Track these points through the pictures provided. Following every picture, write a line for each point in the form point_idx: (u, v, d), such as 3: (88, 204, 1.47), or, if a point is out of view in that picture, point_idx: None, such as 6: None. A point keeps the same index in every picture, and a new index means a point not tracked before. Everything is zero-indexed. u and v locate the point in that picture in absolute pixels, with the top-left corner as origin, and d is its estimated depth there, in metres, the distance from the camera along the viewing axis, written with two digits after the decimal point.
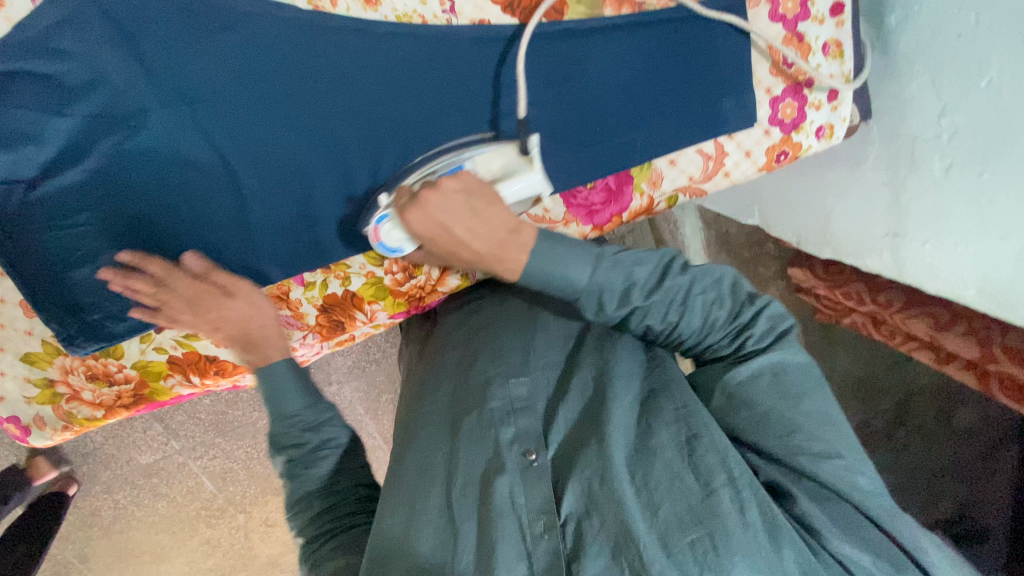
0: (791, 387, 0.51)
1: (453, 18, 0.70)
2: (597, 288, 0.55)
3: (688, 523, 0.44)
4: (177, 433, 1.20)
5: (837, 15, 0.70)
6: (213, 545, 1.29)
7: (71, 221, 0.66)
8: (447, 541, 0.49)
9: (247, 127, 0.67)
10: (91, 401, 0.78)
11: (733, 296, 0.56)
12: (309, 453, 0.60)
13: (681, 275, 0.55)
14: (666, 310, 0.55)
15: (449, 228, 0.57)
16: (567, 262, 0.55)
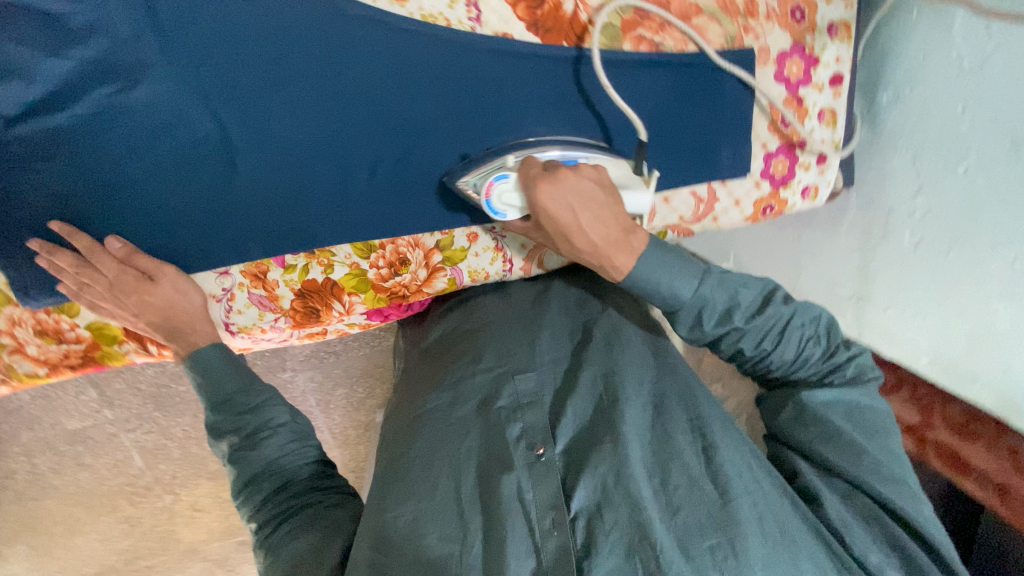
0: (863, 420, 0.61)
1: (477, 27, 0.67)
2: (729, 294, 0.62)
3: (707, 530, 0.51)
4: (113, 403, 1.14)
5: (836, 85, 0.73)
6: (132, 524, 1.22)
7: (48, 165, 0.64)
8: (455, 530, 0.54)
9: (251, 99, 0.65)
10: (36, 357, 0.74)
11: (829, 335, 0.64)
12: (249, 436, 0.64)
13: (784, 306, 0.62)
14: (763, 337, 0.62)
15: (575, 211, 0.59)
16: (679, 278, 0.61)
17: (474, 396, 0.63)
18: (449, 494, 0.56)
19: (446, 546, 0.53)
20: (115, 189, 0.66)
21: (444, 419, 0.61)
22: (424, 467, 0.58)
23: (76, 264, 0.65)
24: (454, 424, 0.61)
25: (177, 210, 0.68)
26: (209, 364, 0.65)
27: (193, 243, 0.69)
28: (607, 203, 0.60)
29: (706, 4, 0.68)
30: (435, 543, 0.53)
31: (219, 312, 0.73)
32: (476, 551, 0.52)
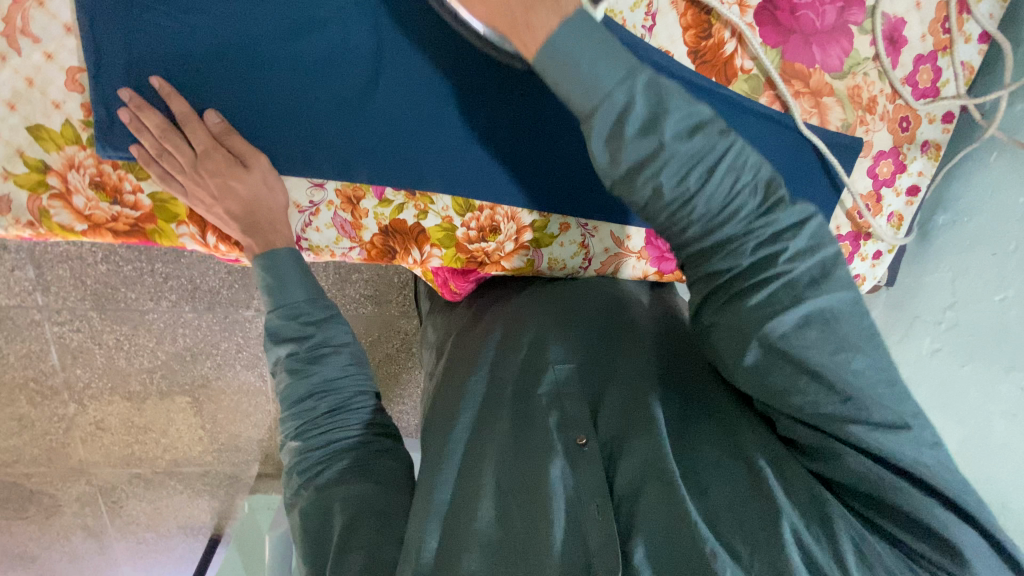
0: (841, 335, 0.48)
1: (647, 36, 0.67)
2: (655, 100, 0.51)
3: (739, 509, 0.51)
4: (48, 288, 1.14)
5: (911, 195, 0.82)
6: (24, 424, 1.27)
7: (183, 16, 0.61)
8: (501, 517, 0.55)
9: (413, 26, 0.64)
10: (79, 210, 0.67)
11: (767, 191, 0.51)
12: (313, 354, 0.61)
13: (716, 136, 0.51)
14: (688, 167, 0.50)
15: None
16: (601, 70, 0.50)
17: (516, 385, 0.64)
18: (493, 483, 0.57)
19: (495, 531, 0.54)
20: (235, 63, 0.63)
21: (489, 406, 0.63)
22: (466, 460, 0.60)
23: (163, 127, 0.62)
24: (500, 411, 0.62)
25: (291, 106, 0.65)
26: (285, 269, 0.61)
27: (294, 143, 0.66)
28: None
29: (839, 87, 0.74)
30: (483, 533, 0.54)
31: (298, 223, 0.70)
32: (518, 539, 0.53)
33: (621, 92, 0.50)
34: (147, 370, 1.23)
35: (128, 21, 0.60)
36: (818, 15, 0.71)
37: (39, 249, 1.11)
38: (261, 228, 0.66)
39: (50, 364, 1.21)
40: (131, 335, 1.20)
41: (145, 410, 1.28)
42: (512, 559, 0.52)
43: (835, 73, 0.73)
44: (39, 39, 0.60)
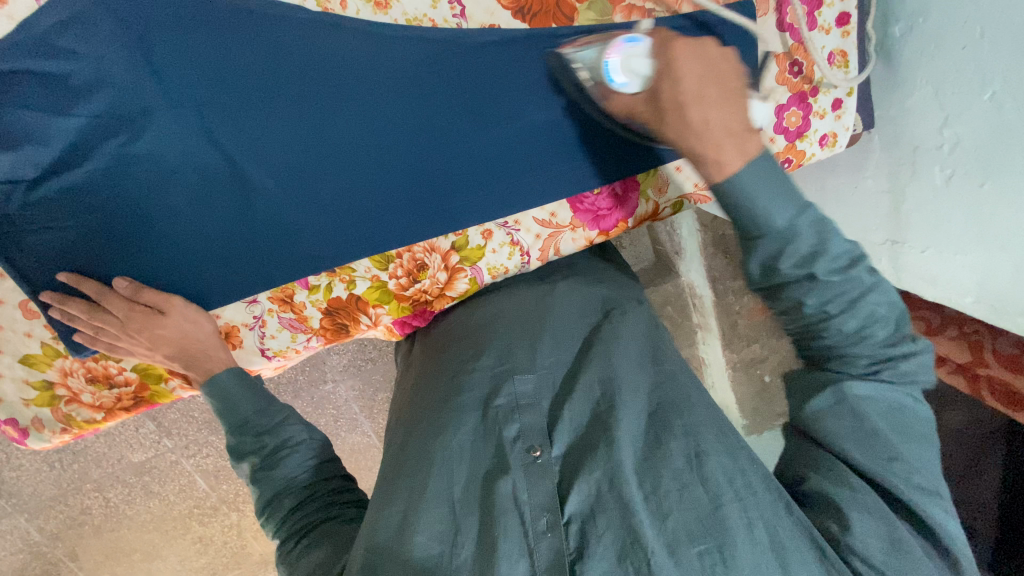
0: (903, 425, 0.52)
1: (463, 22, 0.69)
2: (823, 230, 0.50)
3: (698, 534, 0.48)
4: (171, 431, 1.19)
5: (843, 25, 0.73)
6: (205, 544, 1.29)
7: (69, 223, 0.66)
8: (444, 536, 0.52)
9: (257, 130, 0.66)
10: (91, 404, 0.77)
11: (898, 323, 0.53)
12: (268, 454, 0.64)
13: (868, 274, 0.50)
14: (832, 298, 0.50)
15: (703, 84, 0.57)
16: (771, 201, 0.51)
17: (474, 393, 0.62)
18: (442, 494, 0.54)
19: (435, 545, 0.51)
20: (132, 235, 0.67)
21: (444, 418, 0.61)
22: (416, 471, 0.57)
23: (88, 310, 0.67)
24: (455, 417, 0.60)
25: (197, 249, 0.69)
26: (227, 388, 0.66)
27: (213, 279, 0.71)
28: (729, 90, 0.56)
29: None
30: (421, 549, 0.51)
31: (254, 338, 0.75)
32: (465, 550, 0.51)
33: (788, 224, 0.50)
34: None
35: (30, 247, 0.66)
36: None
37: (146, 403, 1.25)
38: (206, 357, 0.68)
39: (203, 489, 1.25)
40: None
41: None
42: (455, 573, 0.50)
43: None
44: None
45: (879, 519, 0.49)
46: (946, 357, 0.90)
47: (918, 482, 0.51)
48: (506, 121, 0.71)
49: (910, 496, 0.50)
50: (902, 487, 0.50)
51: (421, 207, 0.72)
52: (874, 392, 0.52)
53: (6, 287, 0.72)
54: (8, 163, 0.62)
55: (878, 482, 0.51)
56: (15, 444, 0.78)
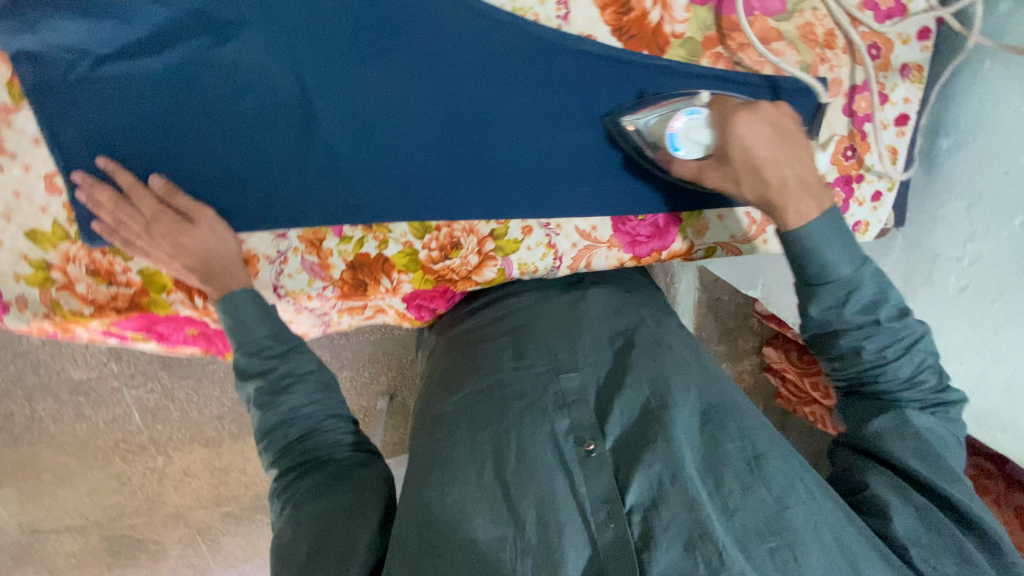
0: (948, 450, 0.57)
1: (564, 25, 0.66)
2: (879, 289, 0.58)
3: (765, 532, 0.50)
4: (120, 357, 1.28)
5: (901, 125, 0.76)
6: (121, 481, 1.36)
7: (128, 107, 0.65)
8: (506, 520, 0.54)
9: (339, 72, 0.66)
10: (83, 296, 0.73)
11: (935, 368, 0.59)
12: (275, 383, 0.65)
13: (920, 325, 0.58)
14: (890, 344, 0.57)
15: (772, 145, 0.61)
16: (833, 249, 0.58)
17: (522, 387, 0.64)
18: (496, 479, 0.57)
19: (496, 528, 0.54)
20: (187, 139, 0.67)
21: (493, 409, 0.63)
22: (473, 455, 0.59)
23: (114, 200, 0.65)
24: (506, 409, 0.62)
25: (244, 169, 0.68)
26: (243, 311, 0.65)
27: (248, 202, 0.70)
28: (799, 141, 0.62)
29: (787, 30, 0.69)
30: (484, 527, 0.54)
31: (271, 274, 0.74)
32: (532, 533, 0.53)
33: (853, 276, 0.57)
34: (218, 416, 1.35)
35: (78, 120, 0.64)
36: None
37: None
38: (224, 274, 0.67)
39: (135, 426, 1.33)
40: (197, 387, 1.32)
41: (223, 453, 1.38)
42: (524, 552, 0.52)
43: (777, 14, 0.68)
44: (16, 154, 0.67)
45: (932, 523, 0.52)
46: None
47: (971, 497, 0.53)
48: (573, 128, 0.71)
49: (971, 511, 0.52)
50: (965, 501, 0.52)
51: (472, 188, 0.72)
52: (929, 422, 0.57)
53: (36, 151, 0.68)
54: (87, 31, 0.61)
55: (936, 496, 0.53)
56: None
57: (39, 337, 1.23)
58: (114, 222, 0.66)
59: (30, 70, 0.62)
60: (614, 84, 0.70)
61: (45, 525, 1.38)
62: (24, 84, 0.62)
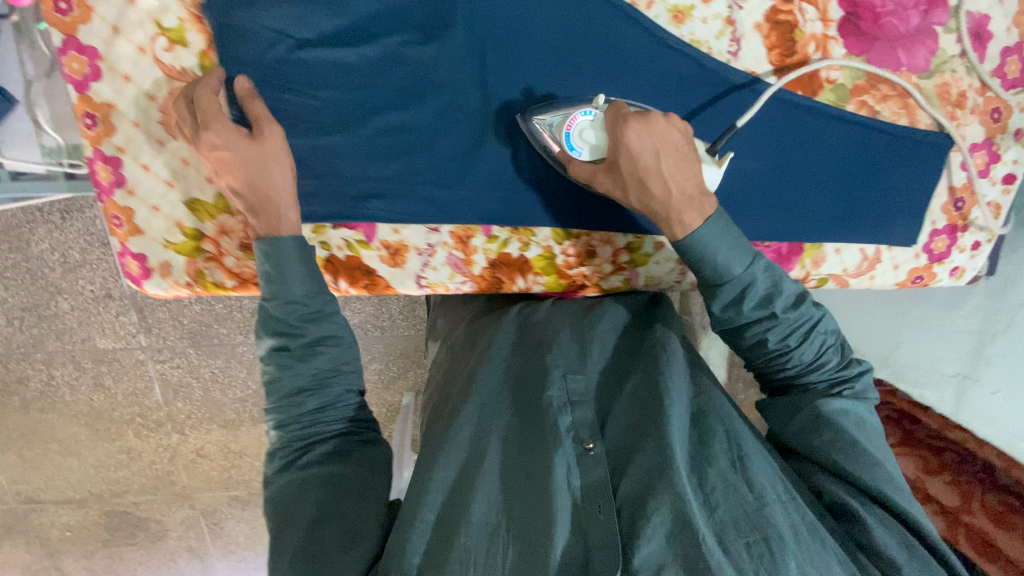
0: (867, 432, 0.63)
1: (733, 61, 0.69)
2: (777, 283, 0.63)
3: (744, 527, 0.54)
4: (150, 330, 1.27)
5: (1008, 183, 0.82)
6: (130, 456, 1.38)
7: (315, 92, 0.65)
8: (498, 505, 0.58)
9: (522, 82, 0.67)
10: (229, 269, 0.73)
11: (843, 351, 0.67)
12: (292, 342, 0.61)
13: (814, 308, 0.64)
14: (790, 333, 0.63)
15: (659, 156, 0.59)
16: (732, 254, 0.61)
17: (535, 384, 0.66)
18: (495, 466, 0.61)
19: (491, 515, 0.57)
20: (363, 127, 0.67)
21: (503, 401, 0.66)
22: (473, 440, 0.63)
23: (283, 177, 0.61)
24: (527, 402, 0.65)
25: (411, 162, 0.70)
26: (287, 262, 0.60)
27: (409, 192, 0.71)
28: (687, 157, 0.61)
29: (927, 87, 0.75)
30: (482, 512, 0.58)
31: (417, 264, 0.76)
32: (513, 517, 0.57)
33: (750, 275, 0.62)
34: (240, 399, 1.33)
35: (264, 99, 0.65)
36: (901, 20, 0.72)
37: (138, 296, 1.23)
38: (272, 203, 0.61)
39: (154, 400, 1.33)
40: (224, 367, 1.30)
41: (240, 436, 1.36)
42: (511, 540, 0.56)
43: (921, 72, 0.74)
44: None
45: (883, 523, 0.57)
46: (936, 498, 1.06)
47: (887, 476, 0.60)
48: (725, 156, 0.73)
49: (886, 492, 0.58)
50: (882, 485, 0.59)
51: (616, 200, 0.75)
52: (845, 406, 0.63)
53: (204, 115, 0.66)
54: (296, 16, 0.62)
55: (867, 488, 0.59)
56: (127, 281, 0.74)
57: (70, 301, 1.24)
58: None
59: (229, 44, 0.62)
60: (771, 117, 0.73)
61: (44, 495, 1.42)
62: (220, 58, 0.63)
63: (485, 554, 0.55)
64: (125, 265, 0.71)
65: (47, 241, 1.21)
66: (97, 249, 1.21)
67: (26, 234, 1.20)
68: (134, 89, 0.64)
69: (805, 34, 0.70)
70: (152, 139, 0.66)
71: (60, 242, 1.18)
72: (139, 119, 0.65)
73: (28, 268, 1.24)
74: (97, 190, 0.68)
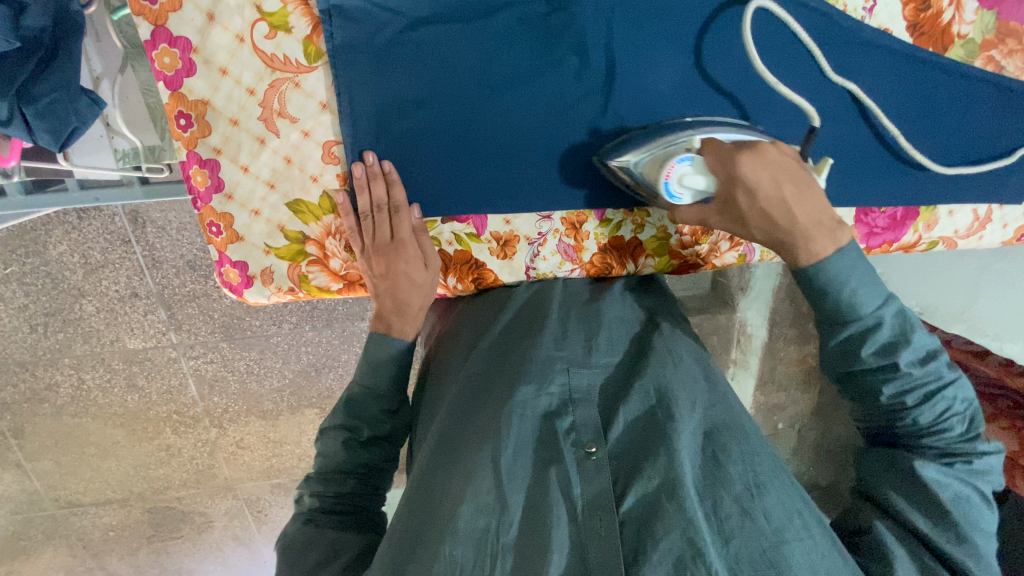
0: (973, 517, 0.50)
1: (867, 17, 0.66)
2: (901, 327, 0.53)
3: (760, 565, 0.47)
4: (181, 326, 1.10)
5: None
6: (171, 453, 1.21)
7: (431, 76, 0.60)
8: (490, 512, 0.51)
9: (649, 51, 0.62)
10: (334, 273, 0.67)
11: (972, 423, 0.53)
12: (355, 431, 0.61)
13: (949, 369, 0.52)
14: (908, 389, 0.52)
15: (779, 184, 0.54)
16: (866, 292, 0.53)
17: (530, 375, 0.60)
18: (486, 466, 0.53)
19: (481, 518, 0.51)
20: (473, 108, 0.62)
21: (498, 389, 0.60)
22: (464, 442, 0.56)
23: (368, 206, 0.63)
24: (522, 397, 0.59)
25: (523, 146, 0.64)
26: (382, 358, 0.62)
27: (516, 175, 0.65)
28: (809, 180, 0.56)
29: None
30: (468, 516, 0.51)
31: (526, 255, 0.72)
32: (509, 532, 0.51)
33: (873, 317, 0.53)
34: (277, 390, 1.18)
35: (373, 85, 0.59)
36: None
37: (168, 291, 1.06)
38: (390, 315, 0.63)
39: (192, 397, 1.16)
40: (260, 360, 1.14)
41: (281, 426, 1.22)
42: (503, 550, 0.50)
43: None
44: (296, 119, 0.61)
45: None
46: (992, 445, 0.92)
47: (971, 554, 0.48)
48: (837, 121, 0.70)
49: (955, 567, 0.48)
50: (963, 558, 0.48)
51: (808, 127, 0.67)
52: (947, 477, 0.51)
53: (294, 104, 0.60)
54: None
55: (936, 546, 0.49)
56: (224, 290, 0.69)
57: (95, 303, 1.06)
58: None
59: (340, 27, 0.57)
60: (902, 77, 0.69)
61: (84, 498, 1.23)
62: (330, 43, 0.57)
63: (472, 564, 0.49)
64: (224, 274, 0.66)
65: (63, 244, 1.02)
66: (118, 247, 1.02)
67: (43, 236, 1.00)
68: (232, 83, 0.58)
69: None
70: (250, 138, 0.61)
71: (80, 242, 1.00)
72: (237, 115, 0.59)
73: (47, 271, 1.04)
74: (193, 198, 0.62)
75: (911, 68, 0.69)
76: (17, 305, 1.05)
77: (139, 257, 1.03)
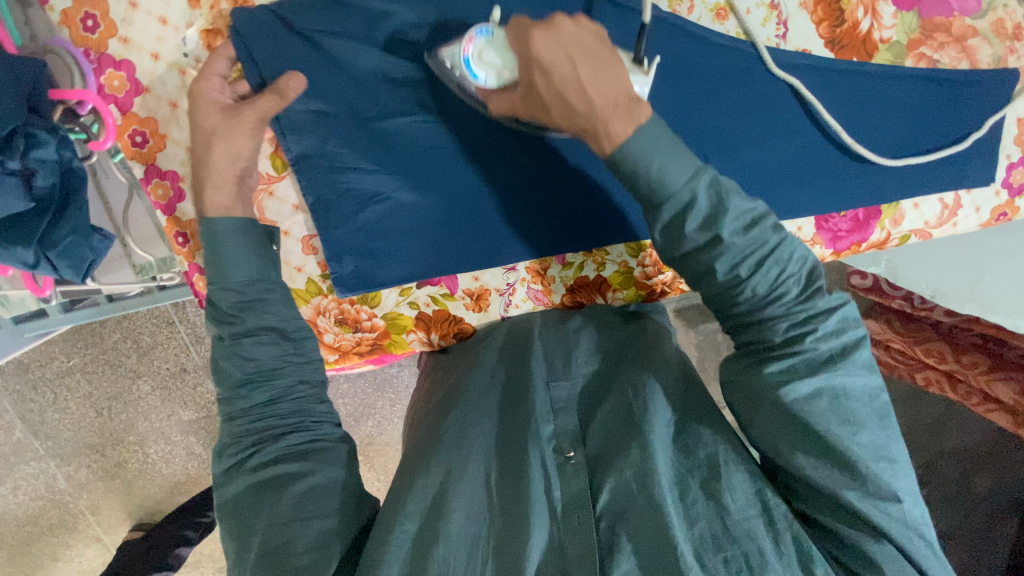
0: (851, 411, 0.45)
1: (782, 43, 0.71)
2: (715, 193, 0.48)
3: (722, 542, 0.47)
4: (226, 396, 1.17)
5: None
6: None
7: (385, 166, 0.67)
8: (481, 519, 0.53)
9: None
10: (330, 345, 0.76)
11: (810, 280, 0.49)
12: (263, 381, 0.55)
13: (770, 230, 0.48)
14: (741, 260, 0.48)
15: (574, 62, 0.49)
16: (669, 161, 0.48)
17: (513, 396, 0.63)
18: (476, 478, 0.56)
19: (474, 525, 0.52)
20: (426, 183, 0.69)
21: (482, 410, 0.62)
22: (454, 454, 0.57)
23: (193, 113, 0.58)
24: (510, 414, 0.61)
25: (471, 208, 0.70)
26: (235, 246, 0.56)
27: (477, 238, 0.72)
28: (611, 61, 0.50)
29: (982, 26, 0.74)
30: (460, 523, 0.52)
31: (500, 305, 0.77)
32: (499, 530, 0.52)
33: (686, 189, 0.48)
34: None
35: (335, 180, 0.67)
36: None
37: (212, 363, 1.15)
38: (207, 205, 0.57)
39: None
40: None
41: None
42: (493, 551, 0.51)
43: (973, 14, 0.74)
44: (275, 222, 0.69)
45: (859, 543, 0.45)
46: None
47: (871, 486, 0.44)
48: (774, 140, 0.73)
49: (861, 505, 0.44)
50: (856, 491, 0.44)
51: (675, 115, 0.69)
52: (810, 379, 0.46)
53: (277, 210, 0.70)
54: (357, 99, 0.64)
55: (834, 494, 0.45)
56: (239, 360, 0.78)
57: (150, 382, 1.15)
58: (358, 270, 0.70)
59: (294, 143, 0.65)
60: (829, 90, 0.72)
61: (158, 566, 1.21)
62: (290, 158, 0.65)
63: (467, 566, 0.50)
64: None
65: (117, 332, 1.13)
66: (164, 328, 1.13)
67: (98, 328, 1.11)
68: None
69: (851, 2, 0.70)
70: None
71: (131, 329, 1.11)
72: None
73: (106, 359, 1.14)
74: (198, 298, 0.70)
75: (839, 79, 0.71)
76: (84, 393, 1.14)
77: (181, 336, 1.14)
